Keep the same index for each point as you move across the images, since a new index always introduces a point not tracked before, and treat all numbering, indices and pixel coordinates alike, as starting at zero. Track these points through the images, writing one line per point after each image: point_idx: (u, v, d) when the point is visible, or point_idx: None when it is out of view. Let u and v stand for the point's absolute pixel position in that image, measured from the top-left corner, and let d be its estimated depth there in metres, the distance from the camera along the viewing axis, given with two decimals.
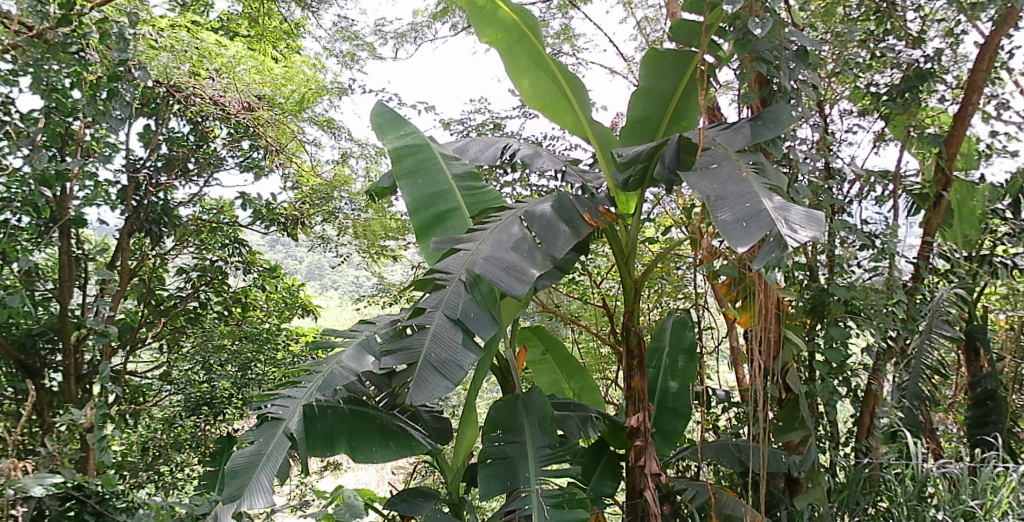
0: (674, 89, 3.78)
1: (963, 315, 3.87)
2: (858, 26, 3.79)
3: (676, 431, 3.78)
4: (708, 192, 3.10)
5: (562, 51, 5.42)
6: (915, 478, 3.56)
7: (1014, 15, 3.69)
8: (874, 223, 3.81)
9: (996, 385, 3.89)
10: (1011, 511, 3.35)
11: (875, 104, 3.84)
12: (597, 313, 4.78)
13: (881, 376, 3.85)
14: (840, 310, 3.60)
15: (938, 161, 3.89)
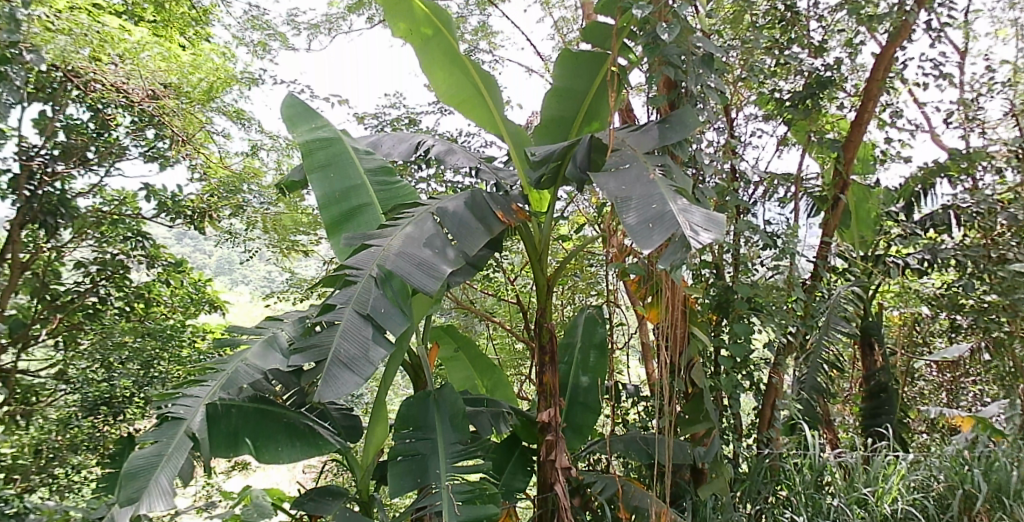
0: (588, 89, 3.85)
1: (858, 312, 4.02)
2: (764, 33, 3.90)
3: (587, 425, 3.86)
4: (616, 193, 3.18)
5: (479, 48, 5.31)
6: (813, 467, 3.73)
7: (908, 27, 3.79)
8: (776, 224, 3.94)
9: (888, 379, 4.03)
10: (900, 497, 3.60)
11: (779, 109, 3.94)
12: (512, 310, 4.75)
13: (782, 370, 3.93)
14: (743, 308, 3.72)
15: (836, 165, 3.98)
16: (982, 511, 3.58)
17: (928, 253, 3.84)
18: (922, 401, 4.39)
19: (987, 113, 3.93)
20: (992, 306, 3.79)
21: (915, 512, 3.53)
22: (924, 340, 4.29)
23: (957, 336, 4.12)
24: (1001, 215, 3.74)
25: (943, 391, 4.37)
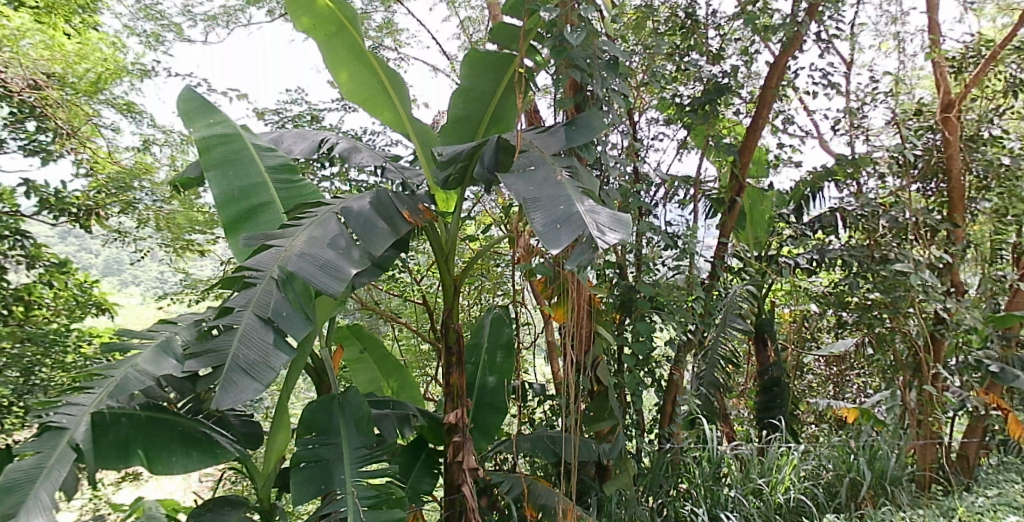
0: (494, 89, 3.86)
1: (753, 309, 4.17)
2: (665, 40, 3.98)
3: (494, 426, 3.86)
4: (525, 195, 3.20)
5: (384, 45, 5.27)
6: (711, 460, 3.88)
7: (799, 38, 3.94)
8: (676, 225, 4.03)
9: (781, 373, 4.23)
10: (792, 486, 3.79)
11: (679, 114, 4.03)
12: (417, 310, 4.66)
13: (682, 367, 4.04)
14: (645, 306, 3.81)
15: (732, 169, 4.10)
16: (866, 498, 3.79)
17: (816, 253, 4.03)
18: (811, 394, 4.61)
19: (871, 121, 4.05)
20: (876, 303, 3.95)
21: (806, 500, 3.72)
22: (812, 335, 4.50)
23: (844, 332, 4.27)
24: (883, 217, 3.91)
25: (830, 384, 4.59)
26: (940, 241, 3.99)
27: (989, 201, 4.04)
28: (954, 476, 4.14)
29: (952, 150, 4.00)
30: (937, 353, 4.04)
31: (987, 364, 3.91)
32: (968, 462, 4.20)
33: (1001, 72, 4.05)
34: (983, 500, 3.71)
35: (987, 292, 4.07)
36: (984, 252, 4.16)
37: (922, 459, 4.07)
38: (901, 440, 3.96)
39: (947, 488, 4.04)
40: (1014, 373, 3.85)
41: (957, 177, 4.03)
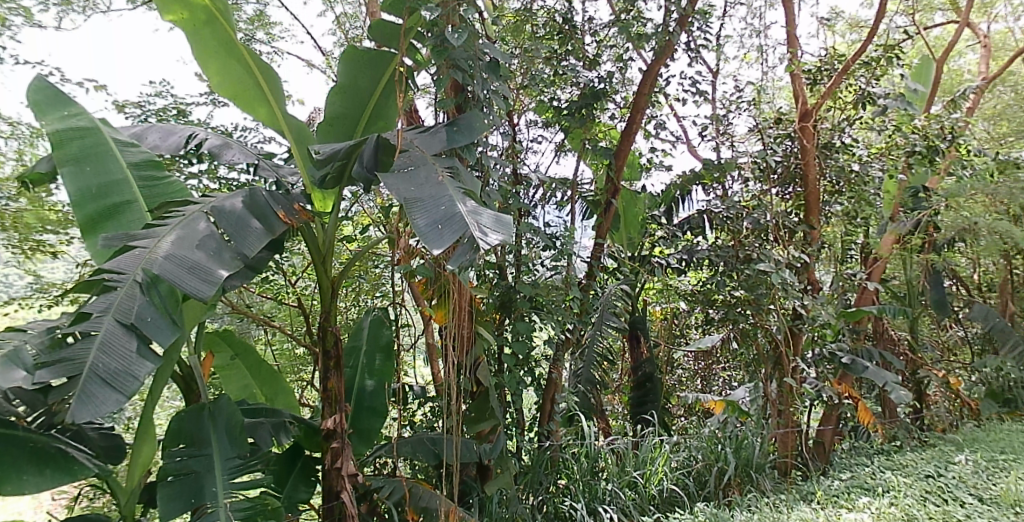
0: (373, 89, 3.80)
1: (627, 308, 4.27)
2: (543, 44, 4.04)
3: (374, 430, 3.80)
4: (406, 195, 3.18)
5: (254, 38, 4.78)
6: (588, 455, 3.99)
7: (671, 47, 4.02)
8: (555, 227, 4.09)
9: (653, 369, 4.38)
10: (665, 477, 3.95)
11: (557, 117, 4.10)
12: (292, 313, 4.48)
13: (560, 365, 4.11)
14: (524, 306, 3.85)
15: (608, 172, 4.20)
16: (732, 485, 4.00)
17: (686, 254, 4.27)
18: (681, 388, 4.78)
19: (735, 128, 4.27)
20: (740, 300, 4.14)
21: (677, 490, 3.89)
22: (681, 332, 4.68)
23: (711, 329, 4.42)
24: (745, 219, 4.13)
25: (698, 378, 4.77)
26: (797, 242, 4.22)
27: (840, 205, 4.34)
28: (812, 461, 4.40)
29: (808, 158, 4.23)
30: (796, 346, 4.26)
31: (840, 356, 4.19)
32: (824, 448, 4.49)
33: (852, 84, 4.30)
34: (838, 483, 3.98)
35: (838, 289, 4.35)
36: (836, 251, 4.50)
37: (783, 447, 4.29)
38: (764, 429, 4.21)
39: (806, 473, 4.29)
40: (863, 364, 4.16)
41: (813, 183, 4.26)
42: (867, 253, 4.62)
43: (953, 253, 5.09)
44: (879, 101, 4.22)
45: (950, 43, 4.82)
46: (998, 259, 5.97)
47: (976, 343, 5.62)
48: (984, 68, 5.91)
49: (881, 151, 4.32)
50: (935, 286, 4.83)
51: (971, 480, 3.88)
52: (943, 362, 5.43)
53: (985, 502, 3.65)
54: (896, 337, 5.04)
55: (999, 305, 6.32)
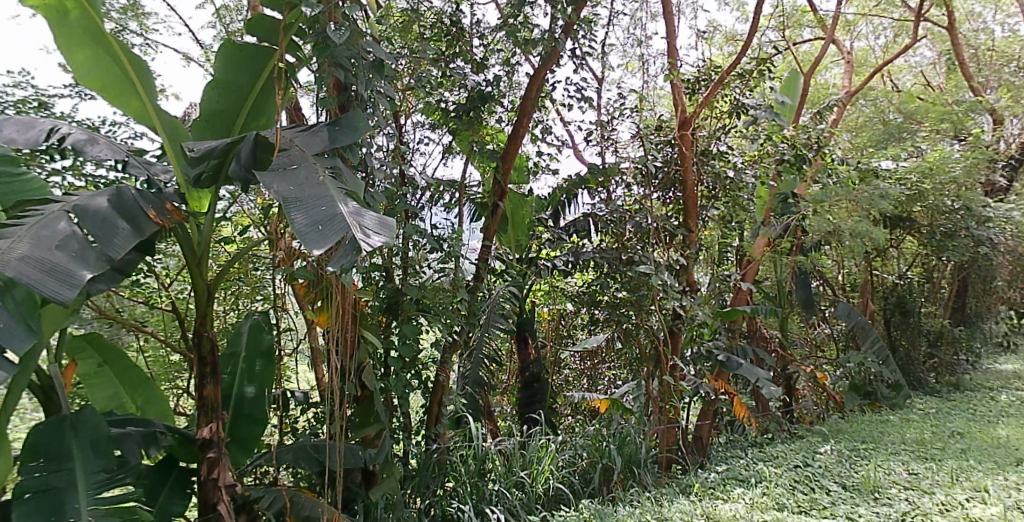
0: (252, 84, 3.68)
1: (515, 309, 4.31)
2: (430, 46, 4.03)
3: (253, 438, 3.68)
4: (285, 194, 3.09)
5: (126, 28, 4.41)
6: (476, 456, 3.98)
7: (557, 53, 4.11)
8: (442, 229, 4.05)
9: (539, 369, 4.45)
10: (551, 476, 4.00)
11: (444, 119, 4.09)
12: (167, 318, 4.26)
13: (448, 367, 4.10)
14: (411, 308, 3.81)
15: (495, 175, 4.22)
16: (616, 481, 4.10)
17: (572, 256, 4.30)
18: (568, 387, 4.83)
19: (618, 134, 4.33)
20: (623, 301, 4.25)
21: (563, 488, 3.95)
22: (568, 332, 4.71)
23: (595, 329, 4.51)
24: (628, 223, 4.25)
25: (584, 377, 4.83)
26: (677, 244, 4.37)
27: (716, 209, 4.55)
28: (690, 455, 4.57)
29: (686, 164, 4.39)
30: (675, 345, 4.45)
31: (716, 354, 4.43)
32: (702, 442, 4.66)
33: (728, 95, 4.49)
34: (714, 476, 4.15)
35: (715, 290, 4.58)
36: (713, 254, 4.67)
37: (663, 442, 4.43)
38: (646, 426, 4.34)
39: (684, 466, 4.45)
40: (737, 361, 4.39)
41: (691, 188, 4.44)
42: (741, 255, 4.84)
43: (819, 255, 5.43)
44: (750, 112, 4.42)
45: (820, 56, 5.02)
46: (858, 259, 6.39)
47: (839, 339, 5.99)
48: (847, 82, 6.34)
49: (754, 159, 4.55)
50: (802, 287, 5.15)
51: (835, 469, 4.15)
52: (811, 358, 5.73)
53: (847, 489, 3.90)
54: (769, 334, 5.31)
55: (860, 303, 6.80)
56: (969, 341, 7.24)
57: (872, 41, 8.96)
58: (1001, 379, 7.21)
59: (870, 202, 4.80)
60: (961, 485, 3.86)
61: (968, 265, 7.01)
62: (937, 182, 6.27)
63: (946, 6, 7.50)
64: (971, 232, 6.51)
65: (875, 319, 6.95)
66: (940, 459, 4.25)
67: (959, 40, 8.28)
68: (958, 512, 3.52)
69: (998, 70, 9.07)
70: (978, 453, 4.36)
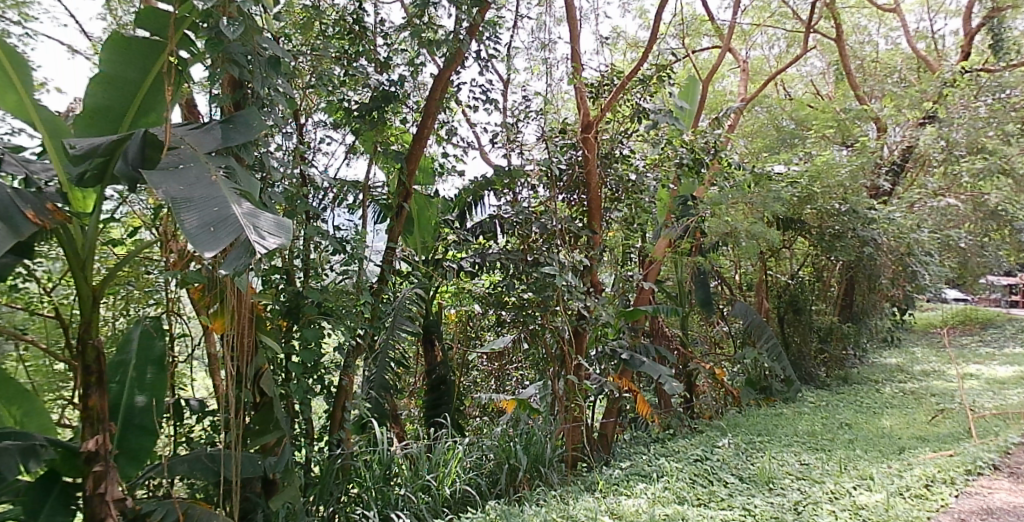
0: (141, 81, 3.52)
1: (420, 311, 4.29)
2: (332, 43, 3.97)
3: (145, 450, 3.52)
4: (174, 195, 2.96)
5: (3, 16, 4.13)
6: (381, 461, 3.92)
7: (462, 56, 4.10)
8: (345, 230, 4.00)
9: (446, 372, 4.47)
10: (458, 478, 3.99)
11: (347, 118, 4.07)
12: (50, 325, 4.01)
13: (352, 372, 4.05)
14: (313, 312, 3.72)
15: (400, 176, 4.19)
16: (522, 481, 4.12)
17: (478, 257, 4.27)
18: (476, 389, 4.77)
19: (525, 135, 4.37)
20: (529, 302, 4.27)
21: (470, 490, 3.94)
22: (476, 333, 4.71)
23: (503, 330, 4.52)
24: (534, 224, 4.28)
25: (492, 378, 4.81)
26: (581, 246, 4.43)
27: (619, 211, 4.65)
28: (596, 453, 4.65)
29: (590, 167, 4.45)
30: (579, 345, 4.49)
31: (620, 352, 4.56)
32: (607, 439, 4.74)
33: (629, 100, 4.57)
34: (618, 472, 4.23)
35: (619, 291, 4.69)
36: (617, 255, 4.74)
37: (570, 441, 4.47)
38: (552, 425, 4.39)
39: (590, 464, 4.52)
40: (640, 359, 4.53)
41: (595, 190, 4.50)
42: (644, 255, 4.97)
43: (717, 256, 5.66)
44: (650, 116, 4.51)
45: (716, 64, 5.16)
46: (753, 258, 6.63)
47: (736, 336, 6.18)
48: (743, 89, 6.61)
49: (655, 162, 4.68)
50: (700, 286, 5.31)
51: (732, 462, 4.30)
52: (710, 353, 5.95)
53: (744, 480, 4.04)
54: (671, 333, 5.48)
55: (756, 302, 7.04)
56: (857, 336, 7.67)
57: (767, 51, 9.57)
58: (886, 371, 7.69)
59: (763, 204, 5.46)
60: (849, 473, 4.06)
61: (854, 264, 7.43)
62: (826, 185, 6.63)
63: (834, 20, 7.95)
64: (857, 233, 6.82)
65: (771, 316, 7.27)
66: (830, 449, 4.47)
67: (846, 52, 8.79)
68: (846, 499, 3.70)
69: (881, 81, 9.69)
70: (864, 442, 4.61)
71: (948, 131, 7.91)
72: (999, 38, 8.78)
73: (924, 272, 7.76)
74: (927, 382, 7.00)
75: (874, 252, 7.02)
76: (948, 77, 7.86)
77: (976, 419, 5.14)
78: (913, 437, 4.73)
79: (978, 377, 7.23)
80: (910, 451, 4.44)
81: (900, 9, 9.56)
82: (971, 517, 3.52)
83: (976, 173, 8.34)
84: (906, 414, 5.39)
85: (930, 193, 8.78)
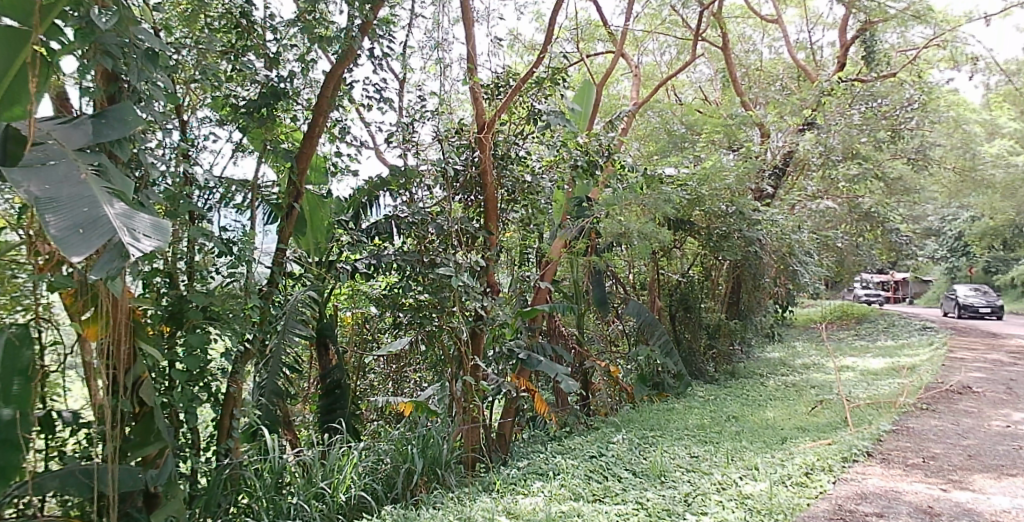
0: (4, 68, 3.10)
1: (314, 315, 4.22)
2: (218, 37, 3.82)
3: (11, 466, 3.25)
4: (37, 194, 2.72)
5: None
6: (272, 470, 3.81)
7: (354, 53, 4.06)
8: (232, 232, 3.85)
9: (341, 376, 4.43)
10: (353, 484, 3.88)
11: (234, 115, 3.95)
12: None
13: (240, 378, 3.89)
14: (197, 317, 3.56)
15: (290, 175, 4.09)
16: (419, 484, 4.09)
17: (374, 259, 4.20)
18: (372, 393, 4.77)
19: (420, 136, 4.31)
20: (426, 303, 4.26)
21: (366, 496, 3.84)
22: (372, 336, 4.72)
23: (400, 332, 4.50)
24: (430, 225, 4.27)
25: (389, 381, 4.80)
26: (478, 246, 4.44)
27: (516, 212, 4.70)
28: (494, 453, 4.68)
29: (485, 166, 4.46)
30: (477, 346, 4.52)
31: (517, 352, 4.58)
32: (505, 439, 4.80)
33: (525, 101, 4.62)
34: (515, 472, 4.25)
35: (516, 290, 4.81)
36: (513, 256, 4.84)
37: (467, 442, 4.51)
38: (450, 427, 4.41)
39: (488, 464, 4.54)
40: (537, 359, 4.59)
41: (491, 190, 4.52)
42: (540, 256, 5.04)
43: (613, 256, 6.03)
44: (544, 117, 4.58)
45: (610, 68, 5.26)
46: (646, 258, 6.82)
47: (630, 334, 6.33)
48: (634, 94, 6.76)
49: (551, 164, 4.76)
50: (597, 286, 5.66)
51: (626, 457, 4.40)
52: (602, 352, 6.05)
53: (637, 475, 4.13)
54: (567, 332, 5.58)
55: (649, 301, 7.19)
56: (743, 332, 8.05)
57: (659, 57, 10.09)
58: (770, 366, 8.12)
59: (655, 205, 5.63)
60: (735, 464, 4.21)
61: (740, 264, 7.80)
62: (714, 188, 6.93)
63: (722, 28, 8.34)
64: (742, 234, 7.16)
65: (662, 315, 7.45)
66: (718, 442, 4.65)
67: (733, 62, 9.23)
68: (732, 489, 3.83)
69: (765, 89, 10.22)
70: (750, 433, 4.82)
71: (826, 137, 8.46)
72: (871, 50, 9.40)
73: (804, 270, 8.25)
74: (807, 374, 7.42)
75: (759, 251, 7.38)
76: (826, 87, 8.36)
77: (851, 408, 5.47)
78: (795, 428, 4.99)
79: (853, 368, 7.74)
80: (792, 441, 4.65)
81: (781, 21, 10.12)
82: (847, 501, 3.71)
83: (852, 180, 9.41)
84: (788, 406, 5.70)
85: (809, 195, 9.34)
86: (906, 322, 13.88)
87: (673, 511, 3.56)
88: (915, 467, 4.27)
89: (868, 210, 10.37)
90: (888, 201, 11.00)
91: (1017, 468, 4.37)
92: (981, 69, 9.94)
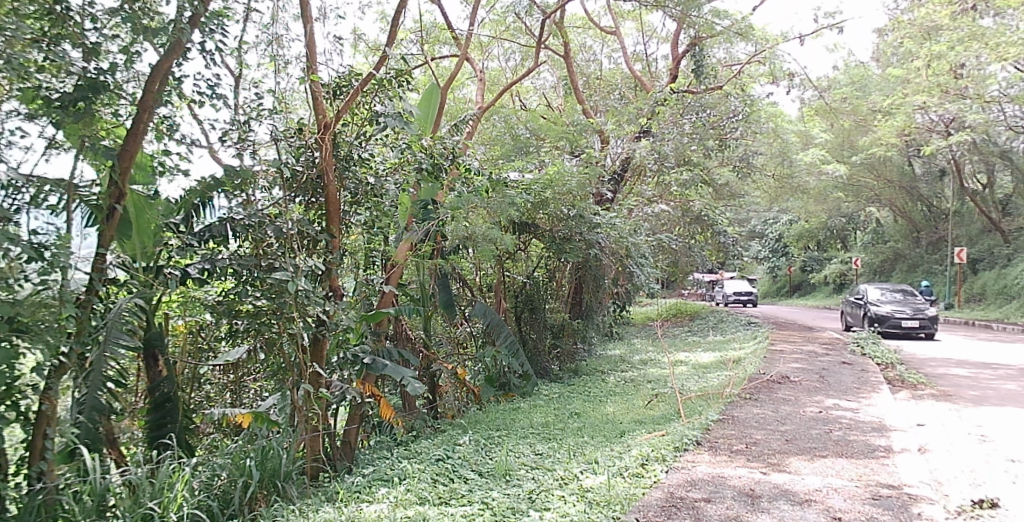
0: None
1: (141, 323, 4.03)
2: (27, 22, 3.45)
3: None
4: None
5: None
6: (93, 492, 3.43)
7: (182, 45, 3.93)
8: (43, 235, 3.41)
9: (171, 388, 4.22)
10: (186, 502, 3.60)
11: (47, 108, 3.58)
12: None
13: (54, 394, 3.52)
14: (3, 328, 3.10)
15: (111, 174, 3.82)
16: (257, 498, 3.92)
17: (208, 265, 4.13)
18: (207, 404, 4.58)
19: (257, 135, 4.12)
20: (263, 310, 4.10)
21: (200, 513, 3.58)
22: (208, 345, 4.60)
23: (236, 340, 4.35)
24: (269, 228, 4.05)
25: (227, 392, 4.69)
26: (319, 250, 4.38)
27: (360, 215, 4.62)
28: (339, 460, 4.69)
29: (327, 167, 4.36)
30: (318, 352, 4.46)
31: (362, 357, 4.69)
32: (349, 445, 4.82)
33: (367, 102, 4.63)
34: (360, 480, 4.21)
35: (361, 294, 4.87)
36: (357, 259, 4.83)
37: (309, 452, 4.45)
38: (291, 438, 4.27)
39: (331, 473, 4.52)
40: (382, 363, 4.74)
41: (333, 194, 4.40)
42: (385, 258, 5.09)
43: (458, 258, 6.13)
44: (382, 119, 4.60)
45: (455, 72, 5.25)
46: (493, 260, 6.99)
47: (478, 336, 6.45)
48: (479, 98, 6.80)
49: (394, 166, 4.83)
50: (443, 290, 5.69)
51: (471, 459, 4.47)
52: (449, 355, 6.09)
53: (482, 475, 4.19)
54: (412, 336, 5.60)
55: (494, 303, 7.29)
56: (585, 330, 8.42)
57: (504, 63, 10.42)
58: (610, 362, 8.57)
59: (499, 209, 5.89)
60: (576, 459, 4.36)
61: (582, 265, 8.14)
62: (556, 192, 7.10)
63: (563, 37, 8.64)
64: (583, 237, 7.43)
65: (508, 316, 7.56)
66: (560, 438, 4.82)
67: (575, 71, 9.61)
68: (573, 483, 3.95)
69: (604, 97, 10.76)
70: (591, 429, 5.02)
71: (660, 144, 9.14)
72: (701, 63, 10.01)
73: (639, 271, 8.83)
74: (643, 369, 7.89)
75: (599, 252, 7.71)
76: (660, 98, 9.08)
77: (683, 401, 5.84)
78: (633, 421, 5.27)
79: (685, 362, 8.28)
80: (630, 434, 4.89)
81: (619, 33, 10.59)
82: (678, 489, 3.94)
83: (684, 183, 10.14)
84: (626, 400, 6.00)
85: (645, 200, 9.90)
86: (735, 317, 14.97)
87: (517, 509, 3.62)
88: (738, 453, 4.60)
89: (700, 212, 11.38)
90: (716, 204, 11.85)
91: (827, 449, 4.81)
92: (797, 84, 10.92)
